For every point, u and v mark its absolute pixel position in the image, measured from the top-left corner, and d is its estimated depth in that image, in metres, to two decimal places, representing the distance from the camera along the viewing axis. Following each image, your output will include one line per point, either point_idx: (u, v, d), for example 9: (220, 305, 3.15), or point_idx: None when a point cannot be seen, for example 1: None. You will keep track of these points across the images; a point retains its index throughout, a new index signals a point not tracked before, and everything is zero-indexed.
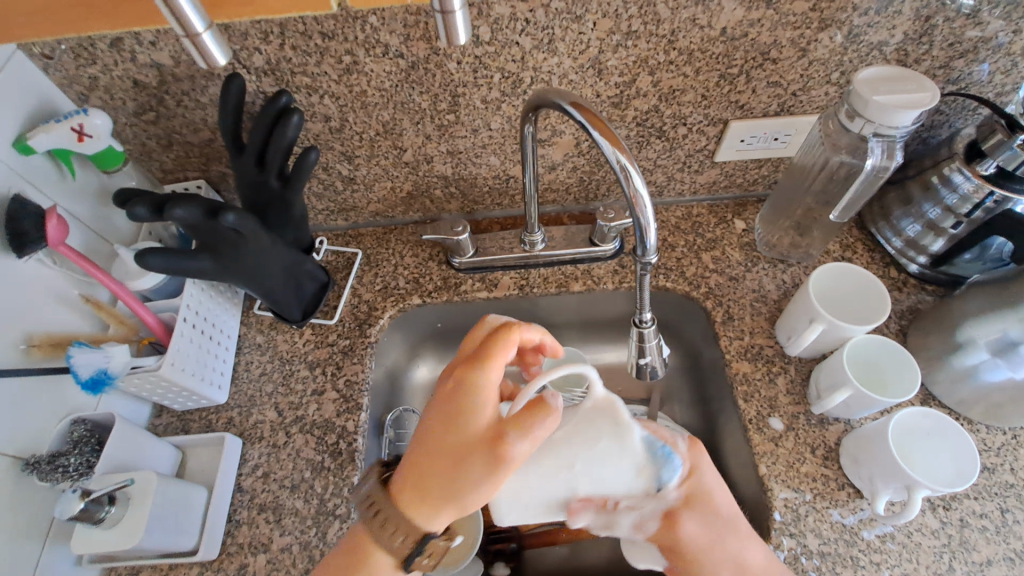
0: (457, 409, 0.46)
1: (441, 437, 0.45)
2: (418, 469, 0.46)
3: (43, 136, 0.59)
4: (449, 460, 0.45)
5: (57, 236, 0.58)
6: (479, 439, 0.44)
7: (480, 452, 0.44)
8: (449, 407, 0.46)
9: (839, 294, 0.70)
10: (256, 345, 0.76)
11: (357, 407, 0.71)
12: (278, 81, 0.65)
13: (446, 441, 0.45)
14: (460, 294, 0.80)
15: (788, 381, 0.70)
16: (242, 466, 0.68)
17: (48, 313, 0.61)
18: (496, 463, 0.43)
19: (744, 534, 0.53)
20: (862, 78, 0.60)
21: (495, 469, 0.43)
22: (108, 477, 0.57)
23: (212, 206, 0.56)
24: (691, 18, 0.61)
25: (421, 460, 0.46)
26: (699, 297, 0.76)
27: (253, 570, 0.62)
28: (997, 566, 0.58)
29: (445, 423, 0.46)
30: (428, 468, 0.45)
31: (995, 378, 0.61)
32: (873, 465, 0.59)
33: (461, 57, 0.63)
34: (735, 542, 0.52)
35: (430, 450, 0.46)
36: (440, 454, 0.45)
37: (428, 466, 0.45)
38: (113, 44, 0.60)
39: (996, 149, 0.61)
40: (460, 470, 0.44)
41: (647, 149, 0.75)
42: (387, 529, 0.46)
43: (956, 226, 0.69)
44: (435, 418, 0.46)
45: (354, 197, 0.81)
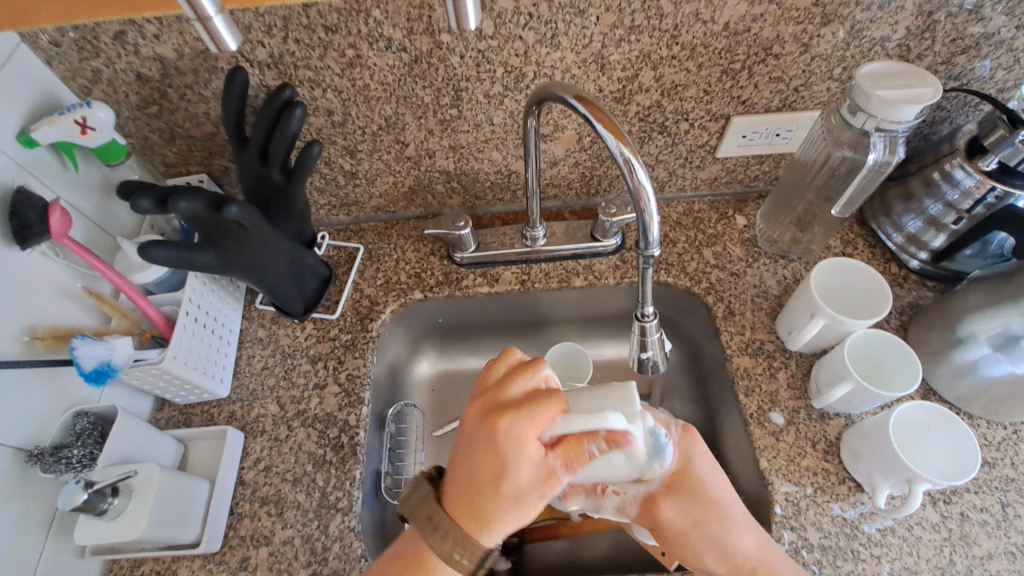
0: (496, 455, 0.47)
1: (491, 485, 0.47)
2: (464, 502, 0.48)
3: (46, 129, 0.59)
4: (508, 507, 0.47)
5: (61, 228, 0.58)
6: (530, 478, 0.47)
7: (528, 482, 0.47)
8: (496, 468, 0.47)
9: (840, 289, 0.70)
10: (257, 339, 0.76)
11: (359, 401, 0.71)
12: (281, 75, 0.65)
13: (500, 492, 0.47)
14: (461, 289, 0.80)
15: (789, 376, 0.70)
16: (244, 459, 0.68)
17: (50, 306, 0.61)
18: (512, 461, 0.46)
19: (735, 521, 0.54)
20: (865, 73, 0.60)
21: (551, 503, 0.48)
22: (110, 470, 0.57)
23: (216, 199, 0.55)
24: (695, 13, 0.61)
25: (474, 502, 0.47)
26: (700, 293, 0.77)
27: (255, 563, 0.62)
28: (997, 560, 0.58)
29: (497, 476, 0.47)
30: (495, 515, 0.47)
31: (996, 372, 0.61)
32: (872, 460, 0.59)
33: (464, 50, 0.63)
34: (720, 526, 0.53)
35: (483, 494, 0.47)
36: (496, 502, 0.47)
37: (482, 512, 0.47)
38: (117, 37, 0.60)
39: (998, 145, 0.61)
40: (518, 512, 0.47)
41: (649, 144, 0.76)
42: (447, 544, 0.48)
43: (957, 222, 0.69)
44: (480, 456, 0.47)
45: (355, 191, 0.81)
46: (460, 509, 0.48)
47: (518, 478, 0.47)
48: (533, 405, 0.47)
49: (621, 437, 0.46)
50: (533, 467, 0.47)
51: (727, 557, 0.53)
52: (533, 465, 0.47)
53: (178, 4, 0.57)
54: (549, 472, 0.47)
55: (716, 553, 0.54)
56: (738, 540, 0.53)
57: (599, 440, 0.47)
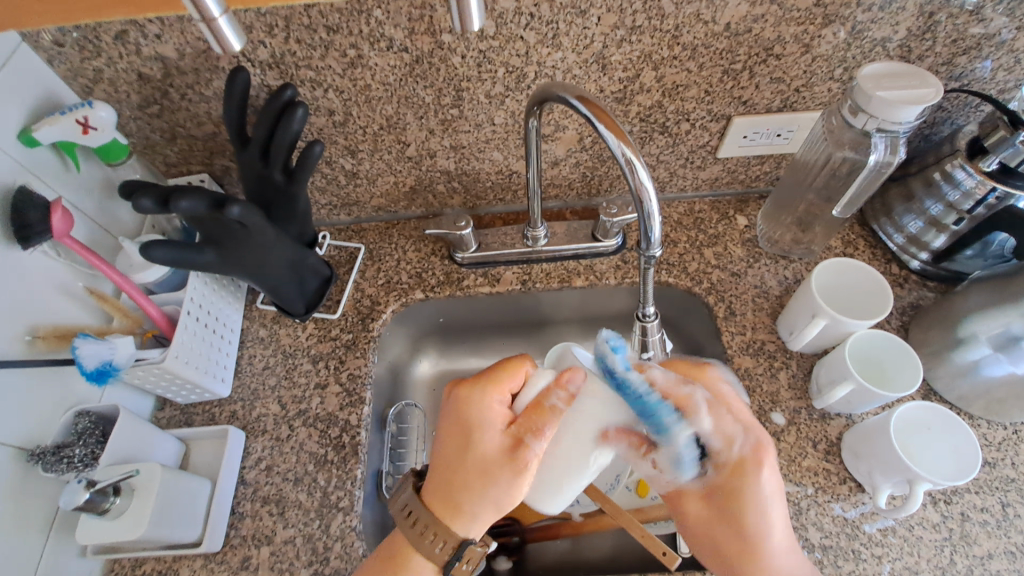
0: (462, 431, 0.53)
1: (460, 463, 0.52)
2: (437, 477, 0.53)
3: (47, 128, 0.59)
4: (475, 475, 0.51)
5: (63, 228, 0.58)
6: (495, 454, 0.51)
7: (493, 458, 0.51)
8: (464, 445, 0.52)
9: (841, 289, 0.70)
10: (258, 338, 0.77)
11: (359, 401, 0.71)
12: (283, 75, 0.65)
13: (466, 469, 0.52)
14: (462, 289, 0.80)
15: (790, 376, 0.70)
16: (246, 459, 0.68)
17: (52, 305, 0.62)
18: (475, 435, 0.52)
19: (770, 531, 0.54)
20: (866, 73, 0.60)
21: (521, 475, 0.51)
22: (112, 469, 0.57)
23: (218, 198, 0.55)
24: (696, 13, 0.61)
25: (445, 476, 0.52)
26: (701, 293, 0.77)
27: (256, 562, 0.62)
28: (998, 560, 0.58)
29: (465, 443, 0.52)
30: (464, 485, 0.51)
31: (997, 373, 0.61)
32: (873, 460, 0.60)
33: (465, 51, 0.63)
34: (755, 531, 0.54)
35: (453, 470, 0.52)
36: (464, 471, 0.52)
37: (452, 483, 0.52)
38: (119, 37, 0.60)
39: (997, 146, 0.61)
40: (485, 489, 0.51)
41: (650, 145, 0.76)
42: (422, 533, 0.52)
43: (958, 222, 0.69)
44: (449, 434, 0.54)
45: (356, 191, 0.81)
46: (435, 492, 0.53)
47: (484, 443, 0.52)
48: (493, 379, 0.54)
49: (569, 376, 0.53)
50: (498, 432, 0.52)
51: (745, 555, 0.54)
52: (498, 430, 0.52)
53: (179, 5, 0.57)
54: (513, 437, 0.52)
55: (737, 547, 0.54)
56: (765, 544, 0.54)
57: (557, 391, 0.53)
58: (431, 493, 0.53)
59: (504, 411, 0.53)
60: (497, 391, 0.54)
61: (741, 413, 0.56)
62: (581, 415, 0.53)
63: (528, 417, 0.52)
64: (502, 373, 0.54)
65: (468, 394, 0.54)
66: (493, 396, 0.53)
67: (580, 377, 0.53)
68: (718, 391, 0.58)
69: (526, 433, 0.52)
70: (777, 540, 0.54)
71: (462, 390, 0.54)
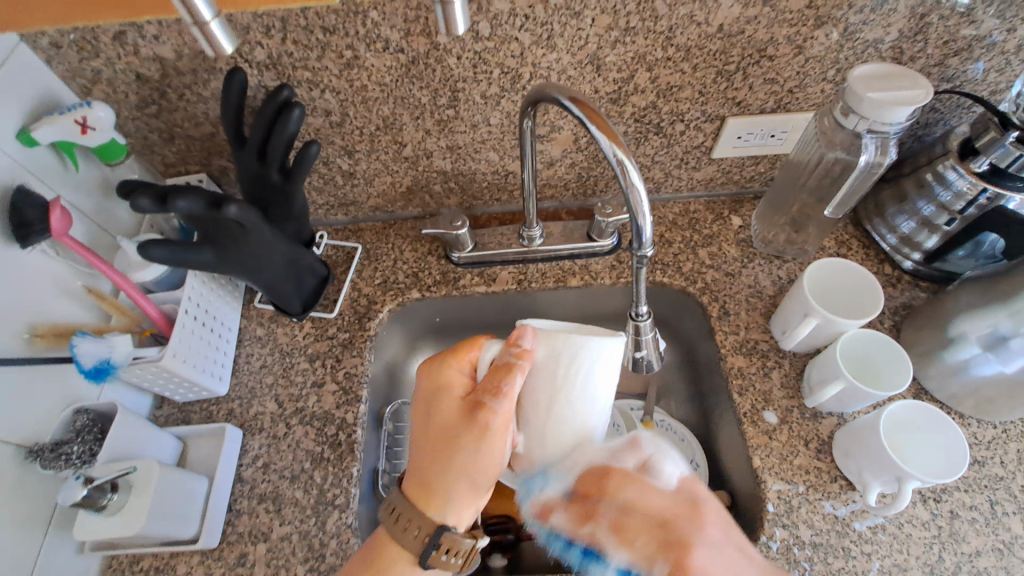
0: (429, 405, 0.56)
1: (429, 438, 0.55)
2: (415, 461, 0.56)
3: (46, 128, 0.59)
4: (442, 447, 0.54)
5: (61, 227, 0.59)
6: (459, 425, 0.54)
7: (456, 429, 0.54)
8: (431, 420, 0.56)
9: (831, 288, 0.70)
10: (256, 337, 0.77)
11: (356, 399, 0.72)
12: (280, 76, 0.66)
13: (435, 443, 0.55)
14: (459, 288, 0.80)
15: (783, 375, 0.70)
16: (243, 456, 0.69)
17: (51, 304, 0.62)
18: (438, 407, 0.56)
19: None
20: (856, 75, 0.61)
21: (484, 437, 0.53)
22: (110, 466, 0.58)
23: (215, 198, 0.56)
24: (689, 15, 0.61)
25: (419, 453, 0.56)
26: (696, 292, 0.77)
27: (253, 559, 0.63)
28: (987, 557, 0.59)
29: (431, 415, 0.56)
30: (435, 459, 0.54)
31: (986, 372, 0.62)
32: (863, 458, 0.60)
33: (461, 52, 0.64)
34: None
35: (426, 448, 0.55)
36: (433, 446, 0.55)
37: (425, 459, 0.55)
38: (117, 38, 0.61)
39: (989, 147, 0.62)
40: (451, 461, 0.54)
41: (645, 145, 0.76)
42: (406, 529, 0.53)
43: (949, 223, 0.69)
44: (419, 410, 0.57)
45: (354, 191, 0.82)
46: (412, 475, 0.55)
47: (446, 412, 0.55)
48: (453, 350, 0.57)
49: (519, 334, 0.53)
50: (458, 400, 0.55)
51: None
52: (458, 398, 0.55)
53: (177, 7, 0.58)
54: (472, 402, 0.54)
55: None
56: None
57: (508, 350, 0.53)
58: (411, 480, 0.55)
59: (463, 382, 0.56)
60: (457, 361, 0.56)
61: (651, 509, 0.49)
62: (539, 372, 0.51)
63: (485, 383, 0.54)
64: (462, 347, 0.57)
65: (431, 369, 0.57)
66: (452, 365, 0.56)
67: (530, 334, 0.52)
68: (609, 472, 0.51)
69: (482, 397, 0.53)
70: None
71: (427, 365, 0.58)
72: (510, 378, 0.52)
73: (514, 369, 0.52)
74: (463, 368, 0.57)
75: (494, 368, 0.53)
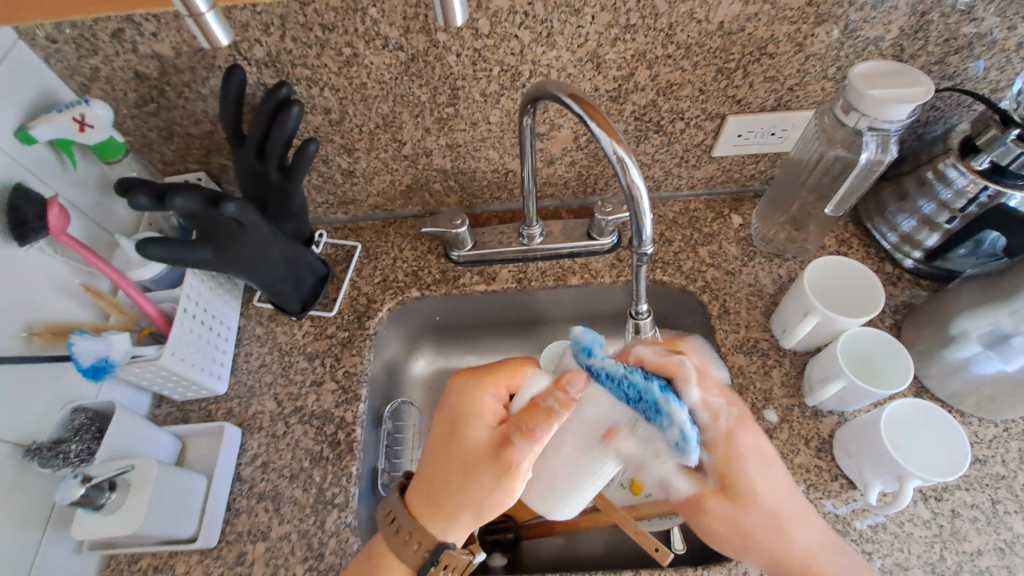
0: (453, 424, 0.54)
1: (447, 458, 0.53)
2: (424, 477, 0.54)
3: (44, 126, 0.59)
4: (459, 468, 0.52)
5: (59, 225, 0.59)
6: (483, 453, 0.51)
7: (481, 456, 0.51)
8: (453, 440, 0.53)
9: (833, 286, 0.70)
10: (255, 336, 0.77)
11: (356, 398, 0.72)
12: (279, 73, 0.65)
13: (452, 465, 0.52)
14: (458, 287, 0.80)
15: (783, 373, 0.70)
16: (242, 455, 0.69)
17: (49, 303, 0.62)
18: (465, 428, 0.53)
19: (769, 475, 0.56)
20: (857, 72, 0.60)
21: (506, 471, 0.50)
22: (107, 465, 0.56)
23: (213, 196, 0.56)
24: (689, 12, 0.61)
25: (432, 468, 0.53)
26: (696, 291, 0.77)
27: (252, 558, 0.63)
28: (988, 556, 0.59)
29: (454, 433, 0.54)
30: (448, 481, 0.52)
31: (987, 370, 0.62)
32: (864, 457, 0.60)
33: (460, 49, 0.63)
34: (756, 478, 0.56)
35: (440, 468, 0.53)
36: (449, 468, 0.52)
37: (438, 479, 0.52)
38: (115, 35, 0.60)
39: (990, 145, 0.62)
40: (466, 488, 0.51)
41: (645, 143, 0.76)
42: (405, 539, 0.52)
43: (950, 221, 0.69)
44: (442, 427, 0.55)
45: (353, 190, 0.81)
46: (419, 492, 0.53)
47: (472, 436, 0.53)
48: (493, 371, 0.56)
49: (569, 380, 0.49)
50: (488, 426, 0.53)
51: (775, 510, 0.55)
52: (488, 424, 0.53)
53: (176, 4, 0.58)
54: (502, 433, 0.52)
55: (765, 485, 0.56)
56: (773, 485, 0.56)
57: (555, 393, 0.50)
58: (416, 496, 0.53)
59: (497, 407, 0.54)
60: (495, 384, 0.55)
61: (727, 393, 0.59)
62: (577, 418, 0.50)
63: (520, 417, 0.51)
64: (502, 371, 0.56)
65: (466, 387, 0.56)
66: (489, 386, 0.55)
67: (581, 382, 0.49)
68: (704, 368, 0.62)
69: (514, 431, 0.51)
70: (782, 482, 0.57)
71: (462, 382, 0.56)
72: (548, 423, 0.49)
73: (554, 415, 0.49)
74: (499, 393, 0.55)
75: (532, 408, 0.50)
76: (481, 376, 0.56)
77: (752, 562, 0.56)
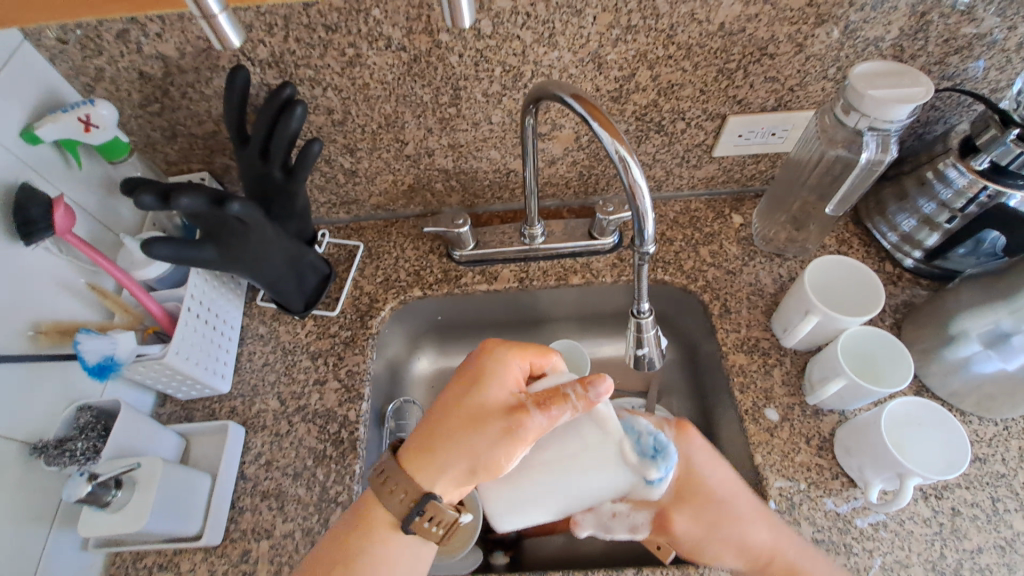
0: (471, 380, 0.52)
1: (456, 409, 0.51)
2: (427, 424, 0.52)
3: (50, 126, 0.59)
4: (466, 423, 0.50)
5: (64, 225, 0.59)
6: (496, 411, 0.50)
7: (493, 413, 0.50)
8: (467, 393, 0.52)
9: (832, 285, 0.70)
10: (258, 336, 0.77)
11: (358, 397, 0.72)
12: (282, 74, 0.66)
13: (461, 417, 0.50)
14: (460, 286, 0.81)
15: (784, 372, 0.71)
16: (246, 454, 0.69)
17: (55, 301, 0.62)
18: (483, 386, 0.52)
19: (715, 482, 0.59)
20: (857, 72, 0.61)
21: (511, 435, 0.48)
22: (113, 463, 0.57)
23: (218, 196, 0.56)
24: (690, 13, 0.61)
25: (436, 417, 0.51)
26: (697, 290, 0.77)
27: (256, 556, 0.63)
28: (988, 554, 0.59)
29: (467, 389, 0.52)
30: (452, 430, 0.50)
31: (987, 369, 0.62)
32: (864, 456, 0.61)
33: (463, 50, 0.64)
34: (704, 487, 0.58)
35: (447, 416, 0.51)
36: (456, 419, 0.50)
37: (441, 426, 0.51)
38: (120, 36, 0.61)
39: (989, 145, 0.62)
40: (468, 441, 0.49)
41: (646, 143, 0.76)
42: (390, 489, 0.50)
43: (950, 221, 0.69)
44: (458, 380, 0.53)
45: (355, 190, 0.82)
46: (417, 437, 0.51)
47: (489, 395, 0.51)
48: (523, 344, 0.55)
49: (594, 380, 0.48)
50: (506, 390, 0.51)
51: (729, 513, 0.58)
52: (508, 390, 0.51)
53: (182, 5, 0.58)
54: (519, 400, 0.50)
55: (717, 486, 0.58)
56: (721, 492, 0.59)
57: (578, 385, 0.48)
58: (414, 442, 0.51)
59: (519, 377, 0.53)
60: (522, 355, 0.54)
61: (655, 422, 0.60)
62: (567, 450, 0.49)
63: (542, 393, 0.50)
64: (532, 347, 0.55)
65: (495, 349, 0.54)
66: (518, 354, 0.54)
67: (607, 388, 0.47)
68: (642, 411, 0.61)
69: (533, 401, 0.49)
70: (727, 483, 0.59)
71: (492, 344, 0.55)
72: (567, 407, 0.48)
73: (574, 401, 0.48)
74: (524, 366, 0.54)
75: (551, 394, 0.49)
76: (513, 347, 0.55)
77: (732, 560, 0.58)
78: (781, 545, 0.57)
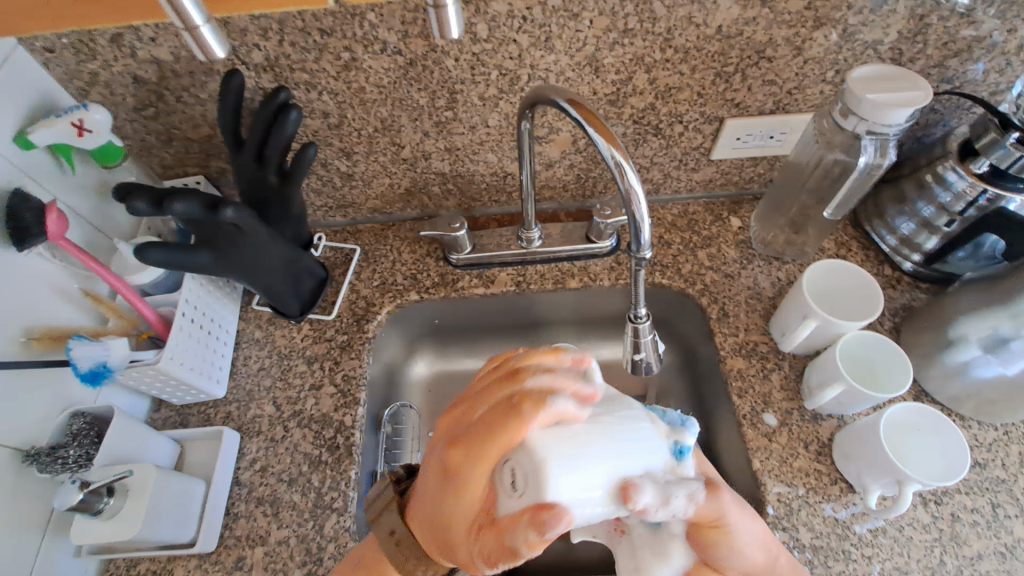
0: (434, 480, 0.39)
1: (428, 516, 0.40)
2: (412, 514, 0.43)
3: (43, 131, 0.59)
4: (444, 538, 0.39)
5: (57, 229, 0.59)
6: (460, 531, 0.38)
7: (457, 537, 0.38)
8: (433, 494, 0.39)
9: (830, 289, 0.70)
10: (254, 340, 0.77)
11: (354, 402, 0.72)
12: (277, 78, 0.65)
13: (431, 527, 0.40)
14: (457, 290, 0.80)
15: (783, 377, 0.70)
16: (241, 460, 0.69)
17: (48, 307, 0.62)
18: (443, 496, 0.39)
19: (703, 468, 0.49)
20: (856, 76, 0.61)
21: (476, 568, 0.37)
22: (108, 469, 0.57)
23: (212, 201, 0.56)
24: (687, 16, 0.61)
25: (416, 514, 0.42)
26: (695, 294, 0.77)
27: (251, 562, 0.63)
28: (988, 560, 0.59)
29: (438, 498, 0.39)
30: (429, 535, 0.41)
31: (987, 374, 0.62)
32: (862, 462, 0.60)
33: (458, 53, 0.63)
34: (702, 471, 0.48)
35: (421, 519, 0.41)
36: (429, 528, 0.40)
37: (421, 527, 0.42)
38: (114, 40, 0.60)
39: (990, 148, 0.62)
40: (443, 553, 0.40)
41: (643, 147, 0.76)
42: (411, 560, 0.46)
43: (949, 224, 0.69)
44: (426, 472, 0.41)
45: (352, 193, 0.81)
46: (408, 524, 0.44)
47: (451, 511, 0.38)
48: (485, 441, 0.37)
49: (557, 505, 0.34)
50: (471, 506, 0.37)
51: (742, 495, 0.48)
52: (473, 507, 0.37)
53: None
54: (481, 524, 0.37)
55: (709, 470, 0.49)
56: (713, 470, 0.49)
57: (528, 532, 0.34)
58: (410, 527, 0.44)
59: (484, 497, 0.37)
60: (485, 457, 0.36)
61: None
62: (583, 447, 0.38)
63: (501, 531, 0.35)
64: (500, 436, 0.36)
65: (456, 454, 0.38)
66: (479, 454, 0.37)
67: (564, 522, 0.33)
68: None
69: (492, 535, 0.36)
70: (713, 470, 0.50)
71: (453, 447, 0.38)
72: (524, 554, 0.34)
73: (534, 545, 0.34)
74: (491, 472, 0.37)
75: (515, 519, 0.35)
76: (484, 430, 0.37)
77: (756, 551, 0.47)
78: (781, 555, 0.51)
